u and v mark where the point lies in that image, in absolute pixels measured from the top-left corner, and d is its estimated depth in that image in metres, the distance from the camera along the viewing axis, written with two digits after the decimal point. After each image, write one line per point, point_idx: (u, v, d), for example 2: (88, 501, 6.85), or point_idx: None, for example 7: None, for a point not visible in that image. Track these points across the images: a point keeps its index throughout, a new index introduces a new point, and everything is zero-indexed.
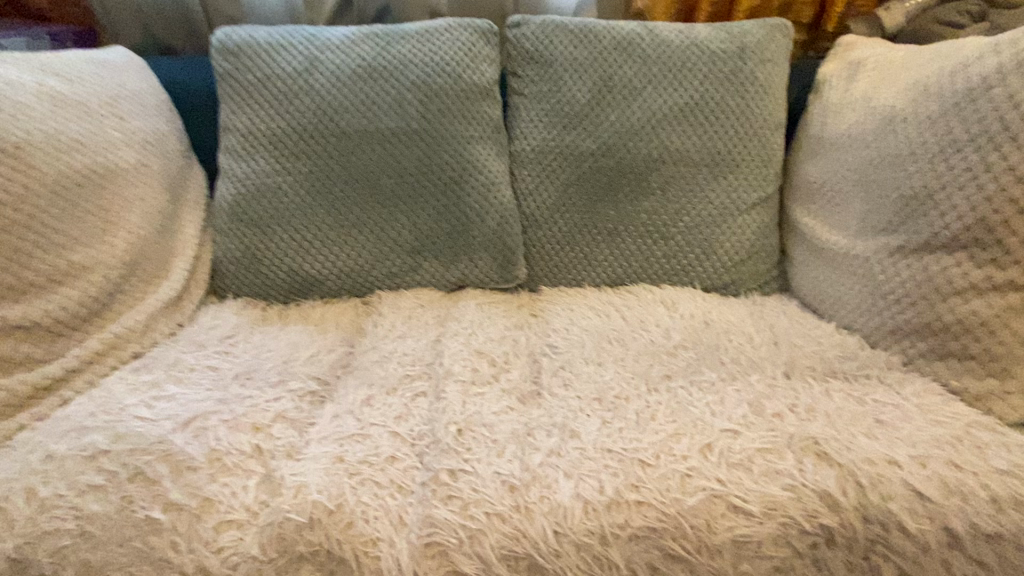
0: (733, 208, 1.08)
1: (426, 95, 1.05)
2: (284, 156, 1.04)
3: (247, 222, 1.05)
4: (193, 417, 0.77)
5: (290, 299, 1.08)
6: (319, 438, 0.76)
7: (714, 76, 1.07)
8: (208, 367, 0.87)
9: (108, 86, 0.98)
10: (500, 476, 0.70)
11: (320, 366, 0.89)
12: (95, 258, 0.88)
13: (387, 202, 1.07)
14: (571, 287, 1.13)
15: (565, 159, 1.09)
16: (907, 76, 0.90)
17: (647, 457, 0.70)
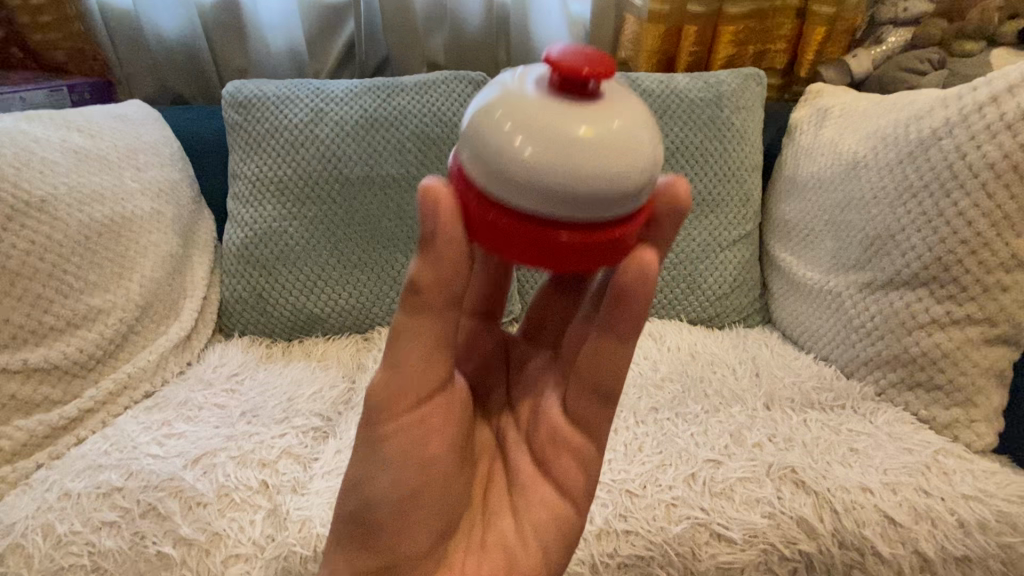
0: (714, 245, 1.14)
1: (425, 143, 1.13)
2: (289, 200, 1.10)
3: (254, 264, 1.10)
4: (203, 454, 0.80)
5: (293, 337, 1.13)
6: (324, 473, 0.80)
7: (693, 123, 1.15)
8: (215, 406, 0.91)
9: (127, 140, 1.04)
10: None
11: (323, 403, 0.93)
12: (111, 302, 0.93)
13: (388, 242, 1.13)
14: None
15: None
16: (869, 125, 0.97)
17: (635, 487, 0.74)
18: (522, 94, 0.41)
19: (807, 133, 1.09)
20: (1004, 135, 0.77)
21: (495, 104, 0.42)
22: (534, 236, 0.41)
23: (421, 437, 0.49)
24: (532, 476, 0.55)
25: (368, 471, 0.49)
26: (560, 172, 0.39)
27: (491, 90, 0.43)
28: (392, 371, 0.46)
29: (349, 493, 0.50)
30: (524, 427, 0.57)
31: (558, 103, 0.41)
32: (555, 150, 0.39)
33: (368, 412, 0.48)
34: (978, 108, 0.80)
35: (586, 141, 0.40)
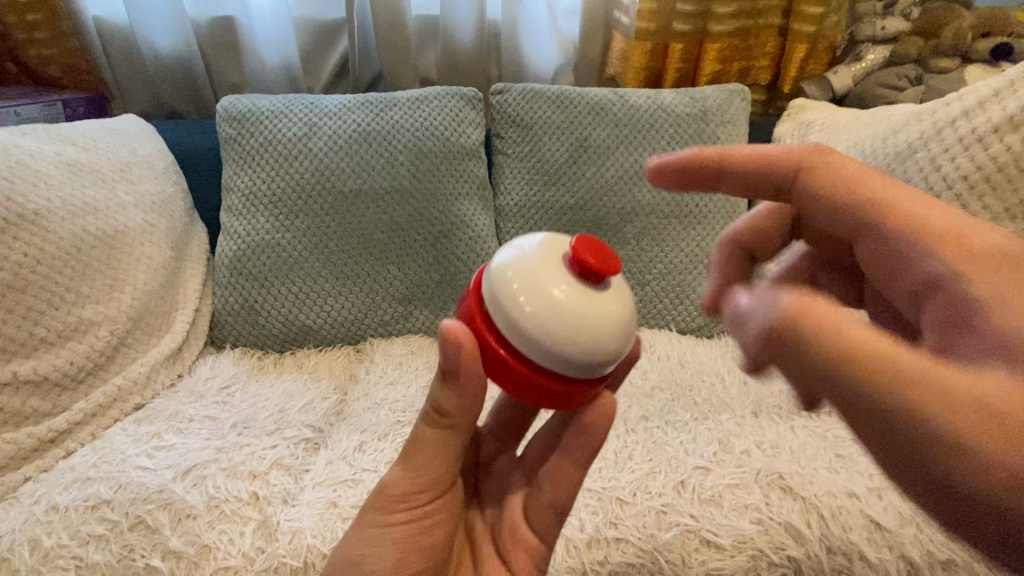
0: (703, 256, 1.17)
1: (417, 156, 1.14)
2: (282, 214, 1.11)
3: (247, 276, 1.11)
4: (193, 466, 0.80)
5: (284, 349, 1.13)
6: (314, 483, 0.81)
7: (680, 137, 1.18)
8: (206, 418, 0.91)
9: (121, 154, 1.05)
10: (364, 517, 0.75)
11: (315, 414, 0.93)
12: (103, 314, 0.93)
13: (379, 253, 1.14)
14: None
15: (546, 213, 1.19)
16: (849, 139, 1.00)
17: (625, 495, 0.75)
18: (530, 257, 0.45)
19: None
20: (975, 148, 0.81)
21: (508, 263, 0.45)
22: (520, 380, 0.45)
23: (422, 531, 0.52)
24: (494, 566, 0.58)
25: (370, 550, 0.52)
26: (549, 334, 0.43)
27: (511, 250, 0.47)
28: (407, 468, 0.52)
29: (345, 568, 0.52)
30: (490, 524, 0.60)
31: (560, 269, 0.45)
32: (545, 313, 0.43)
33: (381, 501, 0.53)
34: (952, 121, 0.84)
35: (576, 306, 0.43)
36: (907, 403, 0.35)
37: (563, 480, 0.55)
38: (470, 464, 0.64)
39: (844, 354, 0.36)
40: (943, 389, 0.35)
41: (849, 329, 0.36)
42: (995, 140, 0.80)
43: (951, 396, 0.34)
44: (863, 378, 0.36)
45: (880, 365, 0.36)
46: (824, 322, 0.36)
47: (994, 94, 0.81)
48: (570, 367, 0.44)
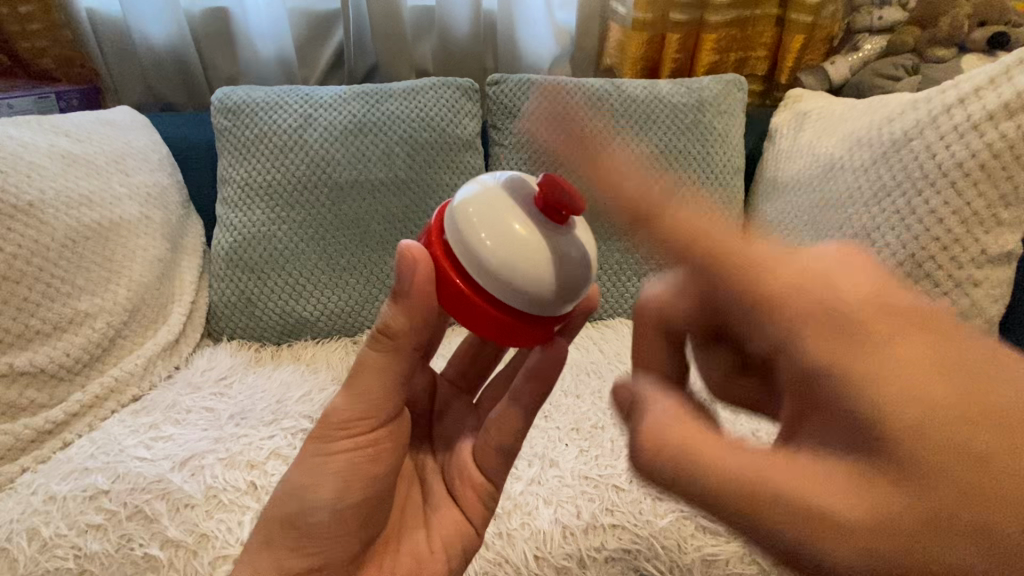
0: None
1: (414, 148, 1.14)
2: (278, 205, 1.11)
3: (243, 268, 1.11)
4: (191, 456, 0.80)
5: (281, 341, 1.13)
6: None
7: (677, 128, 1.19)
8: (203, 409, 0.91)
9: (115, 145, 1.05)
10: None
11: (312, 405, 0.93)
12: (99, 306, 0.93)
13: (376, 245, 1.14)
14: None
15: None
16: (845, 128, 1.01)
17: (621, 482, 0.75)
18: (499, 198, 0.47)
19: (787, 136, 1.14)
20: (970, 135, 0.81)
21: (476, 203, 0.47)
22: (486, 315, 0.46)
23: (368, 459, 0.53)
24: (443, 499, 0.60)
25: (313, 480, 0.53)
26: (516, 267, 0.45)
27: (480, 189, 0.48)
28: (351, 399, 0.52)
29: (290, 498, 0.53)
30: (441, 463, 0.62)
31: (525, 208, 0.47)
32: (512, 247, 0.45)
33: (324, 431, 0.53)
34: (947, 110, 0.84)
35: (541, 242, 0.46)
36: (861, 557, 0.34)
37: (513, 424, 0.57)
38: (423, 410, 0.65)
39: (797, 515, 0.35)
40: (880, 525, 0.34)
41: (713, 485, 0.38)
42: (990, 127, 0.80)
43: (871, 540, 0.34)
44: (796, 534, 0.35)
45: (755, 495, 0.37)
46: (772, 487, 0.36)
47: (989, 82, 0.81)
48: (530, 303, 0.46)
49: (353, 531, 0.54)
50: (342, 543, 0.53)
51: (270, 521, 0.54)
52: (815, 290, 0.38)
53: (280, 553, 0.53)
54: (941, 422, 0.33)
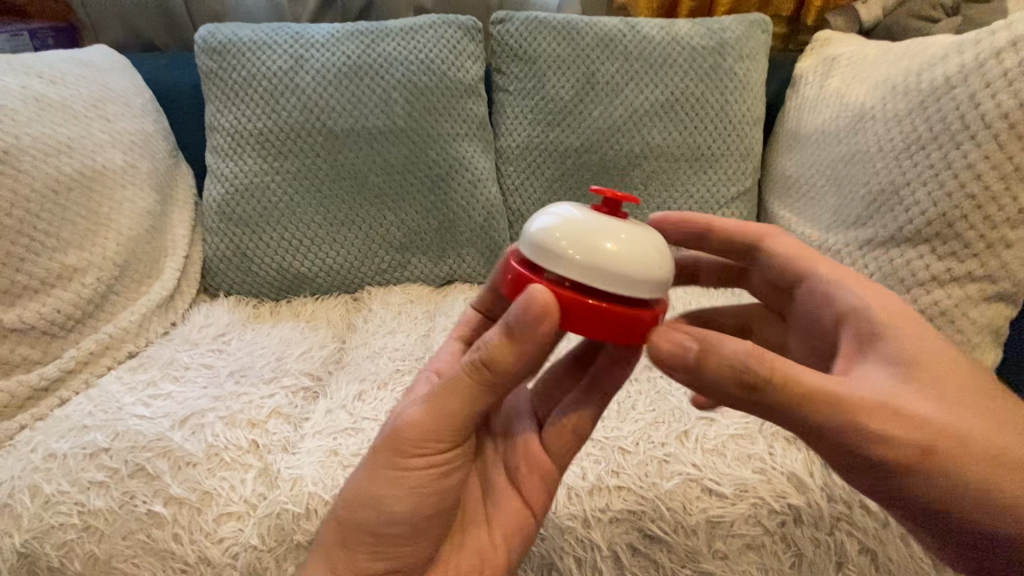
0: (713, 201, 1.13)
1: (414, 93, 1.07)
2: (271, 155, 1.07)
3: (238, 221, 1.08)
4: (190, 414, 0.79)
5: (281, 296, 1.12)
6: (314, 431, 0.79)
7: (694, 73, 1.10)
8: (202, 366, 0.90)
9: (94, 88, 1.00)
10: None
11: (314, 363, 0.93)
12: (88, 260, 0.89)
13: (375, 198, 1.09)
14: None
15: (549, 156, 1.13)
16: (876, 75, 0.95)
17: (627, 444, 0.74)
18: (589, 226, 0.47)
19: (812, 82, 1.08)
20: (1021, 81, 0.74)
21: (560, 229, 0.47)
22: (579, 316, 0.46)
23: (440, 475, 0.53)
24: (506, 493, 0.60)
25: (389, 493, 0.52)
26: (602, 280, 0.46)
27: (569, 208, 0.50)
28: (426, 414, 0.51)
29: (362, 506, 0.53)
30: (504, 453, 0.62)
31: (617, 229, 0.48)
32: (596, 261, 0.45)
33: (396, 446, 0.52)
34: (996, 54, 0.77)
35: (628, 256, 0.46)
36: (886, 439, 0.46)
37: (591, 409, 0.58)
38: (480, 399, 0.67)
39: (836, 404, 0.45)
40: (913, 416, 0.47)
41: (813, 395, 0.45)
42: None
43: (892, 421, 0.46)
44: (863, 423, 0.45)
45: (827, 399, 0.45)
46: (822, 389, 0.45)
47: None
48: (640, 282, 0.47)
49: (427, 528, 0.54)
50: (413, 553, 0.54)
51: (345, 525, 0.54)
52: (862, 282, 0.59)
53: (358, 556, 0.54)
54: (944, 365, 0.51)
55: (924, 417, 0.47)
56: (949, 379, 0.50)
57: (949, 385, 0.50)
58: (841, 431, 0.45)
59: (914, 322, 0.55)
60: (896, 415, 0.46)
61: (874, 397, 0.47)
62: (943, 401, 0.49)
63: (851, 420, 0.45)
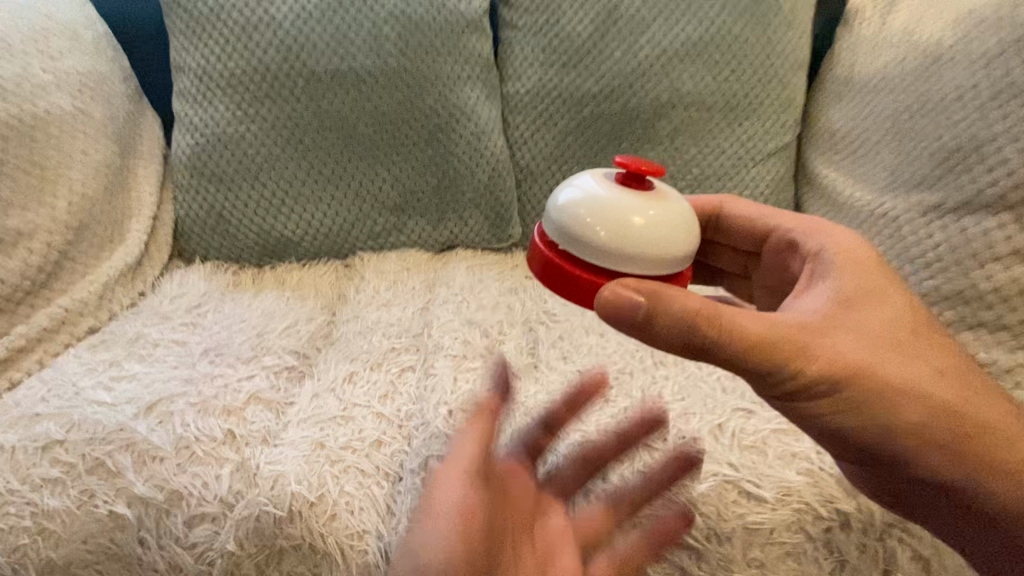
0: (747, 158, 1.00)
1: (408, 28, 0.93)
2: (246, 101, 0.93)
3: (211, 177, 0.96)
4: (158, 401, 0.70)
5: (264, 262, 1.00)
6: (298, 420, 0.70)
7: (731, 8, 0.96)
8: (173, 343, 0.80)
9: (33, 19, 0.85)
10: (415, 471, 0.65)
11: (299, 340, 0.83)
12: (34, 223, 0.78)
13: (365, 151, 0.96)
14: None
15: (563, 104, 0.99)
16: (953, 8, 0.83)
17: (654, 441, 0.65)
18: (616, 204, 0.50)
19: (870, 20, 0.97)
20: None
21: (583, 204, 0.51)
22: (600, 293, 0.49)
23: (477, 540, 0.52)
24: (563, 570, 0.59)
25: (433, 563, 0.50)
26: (628, 256, 0.50)
27: (595, 180, 0.52)
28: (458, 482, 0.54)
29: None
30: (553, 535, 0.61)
31: (642, 204, 0.51)
32: (622, 239, 0.49)
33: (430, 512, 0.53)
34: None
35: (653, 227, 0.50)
36: (802, 368, 0.51)
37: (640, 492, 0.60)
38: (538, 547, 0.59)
39: (759, 345, 0.49)
40: (834, 350, 0.52)
41: (727, 323, 0.49)
42: None
43: (814, 355, 0.51)
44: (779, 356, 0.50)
45: (745, 331, 0.49)
46: (749, 334, 0.49)
47: None
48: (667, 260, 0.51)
49: None
50: None
51: None
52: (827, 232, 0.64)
53: None
54: (880, 306, 0.56)
55: (844, 350, 0.52)
56: (868, 313, 0.55)
57: (867, 318, 0.54)
58: (752, 361, 0.50)
59: (850, 262, 0.59)
60: (820, 351, 0.51)
61: (789, 331, 0.51)
62: (863, 333, 0.54)
63: (767, 352, 0.50)
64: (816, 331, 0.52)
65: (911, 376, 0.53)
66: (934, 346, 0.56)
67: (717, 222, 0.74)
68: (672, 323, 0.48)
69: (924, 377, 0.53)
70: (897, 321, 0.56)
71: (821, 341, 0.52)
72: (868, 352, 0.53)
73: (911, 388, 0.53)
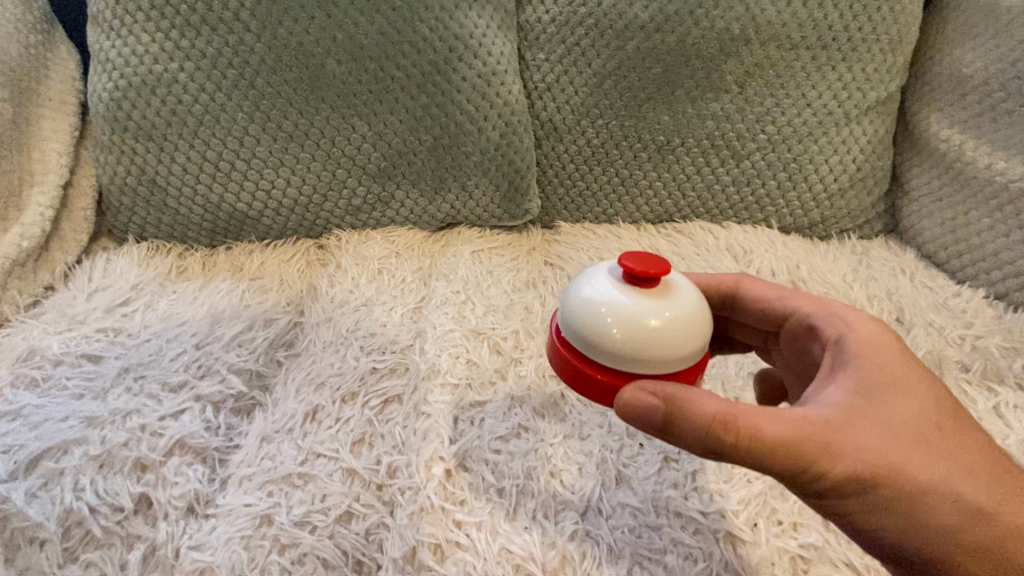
0: (843, 112, 0.76)
1: None
2: (176, 28, 0.69)
3: (134, 132, 0.72)
4: (46, 452, 0.51)
5: (216, 243, 0.78)
6: (240, 479, 0.51)
7: None
8: (82, 360, 0.60)
9: None
10: (398, 567, 0.45)
11: (250, 353, 0.63)
12: None
13: (337, 99, 0.73)
14: (615, 223, 0.83)
15: (600, 35, 0.74)
16: None
17: (739, 527, 0.46)
18: (638, 302, 0.39)
19: None
20: None
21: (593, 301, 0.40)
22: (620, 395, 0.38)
23: None
24: None
25: None
26: (652, 364, 0.38)
27: (606, 268, 0.42)
28: None
29: None
30: None
31: (668, 297, 0.40)
32: (646, 346, 0.38)
33: None
34: None
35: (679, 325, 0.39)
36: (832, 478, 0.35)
37: None
38: None
39: (778, 454, 0.34)
40: (876, 452, 0.35)
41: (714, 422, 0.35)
42: None
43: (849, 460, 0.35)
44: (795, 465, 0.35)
45: (741, 430, 0.35)
46: (765, 436, 0.35)
47: None
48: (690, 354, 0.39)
49: None
50: None
51: None
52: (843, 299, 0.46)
53: None
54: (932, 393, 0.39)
55: (889, 452, 0.36)
56: (916, 399, 0.38)
57: (910, 408, 0.37)
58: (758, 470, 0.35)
59: (883, 340, 0.41)
60: (856, 458, 0.35)
61: (809, 430, 0.35)
62: (902, 430, 0.37)
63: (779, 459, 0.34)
64: (838, 427, 0.36)
65: (969, 488, 0.36)
66: (988, 437, 0.39)
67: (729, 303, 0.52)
68: (688, 419, 0.35)
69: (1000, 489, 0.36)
70: (947, 409, 0.38)
71: (845, 442, 0.35)
72: (925, 457, 0.36)
73: (966, 506, 0.36)
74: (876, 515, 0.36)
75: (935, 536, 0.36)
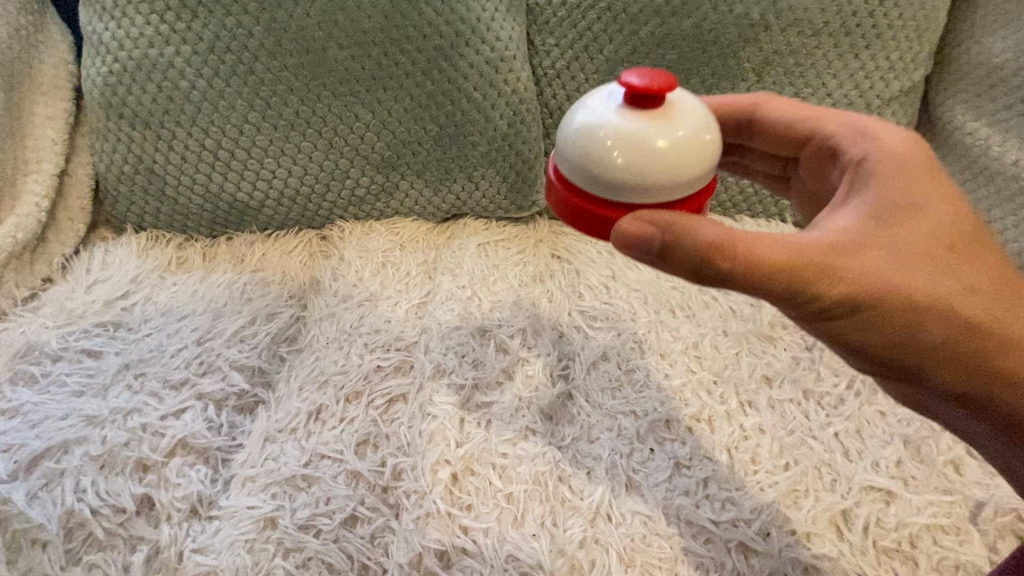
0: (865, 102, 0.73)
1: None
2: (172, 10, 0.67)
3: (130, 118, 0.70)
4: (47, 452, 0.50)
5: (217, 233, 0.76)
6: (244, 480, 0.51)
7: None
8: (82, 355, 0.59)
9: None
10: (405, 571, 0.45)
11: (252, 348, 0.61)
12: None
13: (339, 85, 0.70)
14: None
15: (613, 20, 0.71)
16: None
17: (751, 538, 0.46)
18: (638, 120, 0.36)
19: None
20: None
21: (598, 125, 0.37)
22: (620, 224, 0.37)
23: None
24: None
25: None
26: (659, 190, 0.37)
27: (608, 93, 0.39)
28: None
29: None
30: None
31: (675, 119, 0.37)
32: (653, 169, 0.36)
33: None
34: None
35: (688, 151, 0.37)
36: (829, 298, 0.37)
37: None
38: None
39: (783, 273, 0.36)
40: (875, 271, 0.37)
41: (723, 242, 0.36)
42: None
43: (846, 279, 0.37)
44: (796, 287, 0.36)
45: (747, 248, 0.36)
46: (763, 255, 0.36)
47: None
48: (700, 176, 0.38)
49: None
50: None
51: None
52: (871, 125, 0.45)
53: None
54: (941, 211, 0.39)
55: (887, 270, 0.37)
56: (921, 220, 0.38)
57: (913, 230, 0.38)
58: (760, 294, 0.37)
59: (894, 167, 0.40)
60: (855, 272, 0.37)
61: (811, 249, 0.37)
62: (901, 247, 0.38)
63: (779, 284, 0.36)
64: (833, 249, 0.37)
65: (957, 302, 0.38)
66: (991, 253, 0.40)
67: (746, 127, 0.50)
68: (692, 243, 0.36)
69: (994, 301, 0.38)
70: (949, 225, 0.39)
71: (843, 264, 0.37)
72: (922, 273, 0.38)
73: (958, 320, 0.38)
74: (869, 330, 0.39)
75: (922, 346, 0.38)
